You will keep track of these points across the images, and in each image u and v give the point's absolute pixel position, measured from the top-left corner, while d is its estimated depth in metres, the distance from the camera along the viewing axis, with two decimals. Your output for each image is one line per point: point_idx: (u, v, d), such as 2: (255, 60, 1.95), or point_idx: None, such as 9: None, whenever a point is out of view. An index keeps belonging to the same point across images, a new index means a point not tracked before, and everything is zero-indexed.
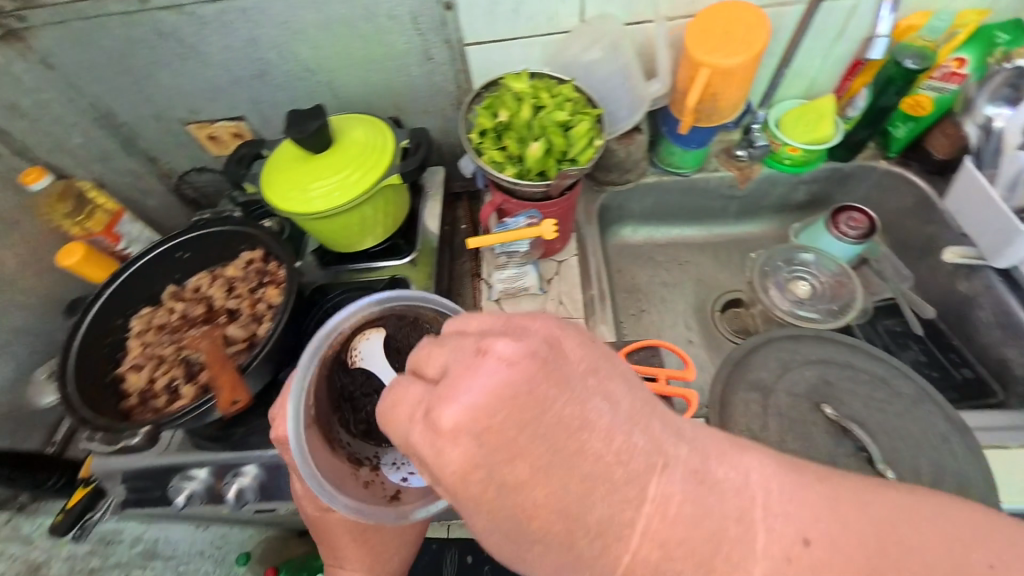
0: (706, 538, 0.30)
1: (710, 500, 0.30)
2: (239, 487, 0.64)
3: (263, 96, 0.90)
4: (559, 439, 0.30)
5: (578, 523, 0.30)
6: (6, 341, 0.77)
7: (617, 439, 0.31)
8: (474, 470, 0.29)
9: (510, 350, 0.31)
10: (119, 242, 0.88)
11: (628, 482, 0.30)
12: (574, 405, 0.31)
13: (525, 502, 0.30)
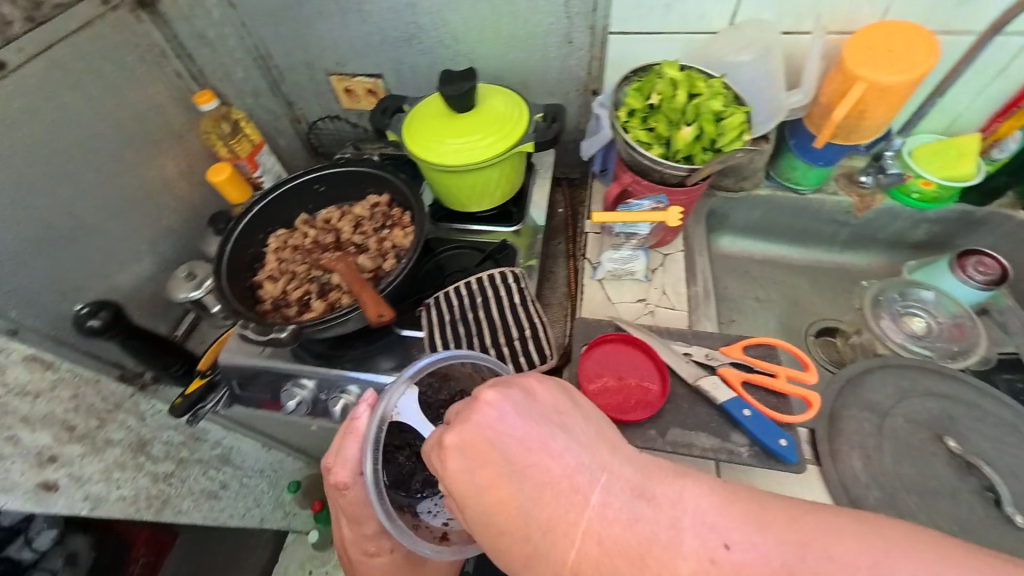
0: (638, 542, 0.33)
1: (637, 508, 0.34)
2: (345, 403, 0.70)
3: (404, 58, 0.96)
4: (522, 459, 0.36)
5: (542, 535, 0.34)
6: (157, 238, 0.86)
7: (572, 461, 0.36)
8: (464, 480, 0.37)
9: (494, 396, 0.39)
10: (256, 170, 0.95)
11: (574, 497, 0.34)
12: (535, 433, 0.37)
13: (497, 506, 0.35)
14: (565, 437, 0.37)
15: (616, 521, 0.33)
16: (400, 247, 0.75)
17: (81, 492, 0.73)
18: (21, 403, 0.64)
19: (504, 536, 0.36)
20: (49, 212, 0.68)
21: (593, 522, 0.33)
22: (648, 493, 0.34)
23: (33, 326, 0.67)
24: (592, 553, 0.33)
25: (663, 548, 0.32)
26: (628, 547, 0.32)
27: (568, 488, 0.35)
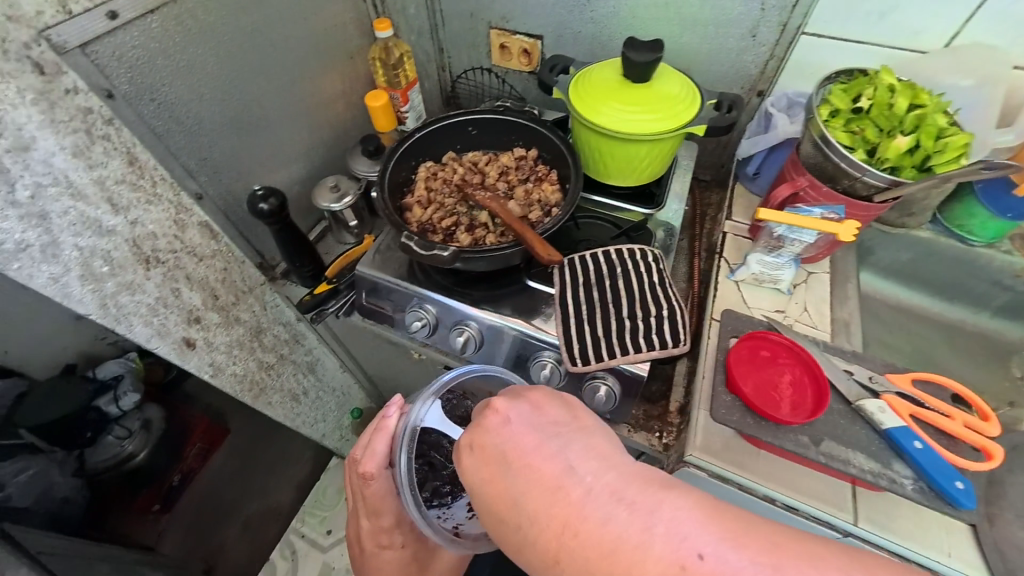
0: (618, 549, 0.30)
1: (617, 511, 0.31)
2: (466, 336, 0.73)
3: (569, 23, 0.93)
4: (515, 455, 0.34)
5: (525, 530, 0.33)
6: (312, 148, 0.92)
7: (562, 464, 0.33)
8: (468, 474, 0.36)
9: (500, 401, 0.38)
10: (406, 105, 0.98)
11: (556, 493, 0.32)
12: (529, 432, 0.35)
13: (490, 496, 0.35)
14: (560, 438, 0.35)
15: (593, 523, 0.30)
16: (547, 201, 0.76)
17: (207, 358, 0.80)
18: (188, 261, 0.72)
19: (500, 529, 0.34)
20: (244, 98, 0.74)
21: (572, 524, 0.31)
22: (629, 497, 0.31)
23: (211, 196, 0.74)
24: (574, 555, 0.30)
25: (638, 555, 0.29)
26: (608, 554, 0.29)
27: (551, 484, 0.32)
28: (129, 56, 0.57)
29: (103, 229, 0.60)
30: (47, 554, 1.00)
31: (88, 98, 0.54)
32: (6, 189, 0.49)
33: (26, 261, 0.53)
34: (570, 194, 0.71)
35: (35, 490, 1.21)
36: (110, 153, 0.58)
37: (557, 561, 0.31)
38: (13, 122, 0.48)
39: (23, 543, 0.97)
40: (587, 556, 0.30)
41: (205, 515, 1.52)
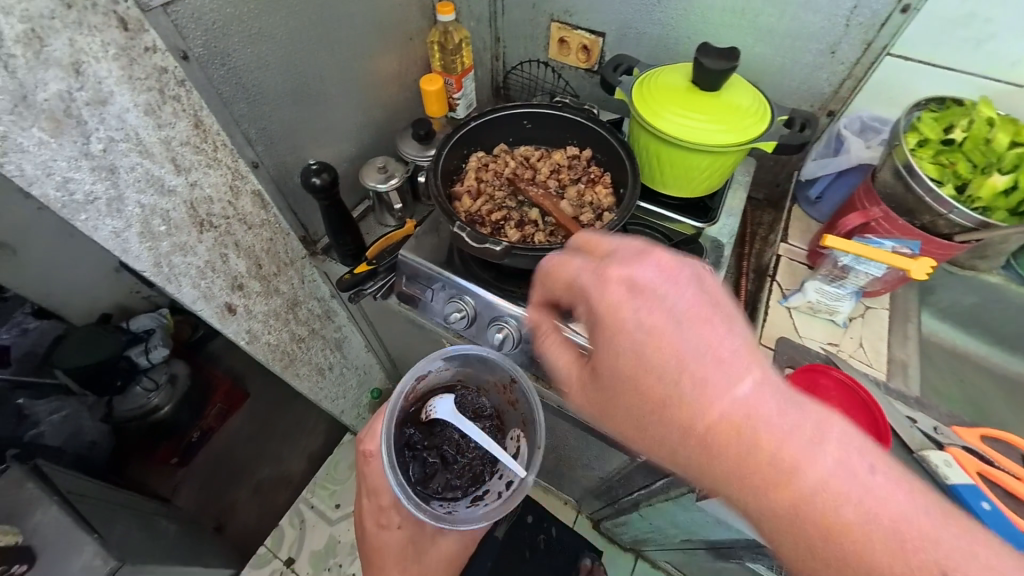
0: (762, 421, 0.36)
1: (772, 399, 0.36)
2: (504, 334, 0.72)
3: (634, 22, 0.88)
4: (652, 319, 0.40)
5: (646, 369, 0.39)
6: (362, 128, 0.91)
7: (726, 342, 0.38)
8: (621, 314, 0.41)
9: (658, 273, 0.41)
10: (459, 91, 0.96)
11: (682, 359, 0.38)
12: (699, 306, 0.40)
13: (648, 345, 0.39)
14: (695, 306, 0.40)
15: (709, 392, 0.37)
16: (598, 204, 0.74)
17: (246, 325, 0.84)
18: (238, 229, 0.74)
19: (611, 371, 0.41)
20: (305, 71, 0.73)
21: (692, 385, 0.37)
22: (747, 386, 0.37)
23: (267, 165, 0.75)
24: (679, 406, 0.38)
25: (737, 425, 0.36)
26: (711, 412, 0.36)
27: (717, 352, 0.38)
28: (206, 18, 0.57)
29: (164, 188, 0.61)
30: (76, 494, 1.08)
31: (165, 57, 0.54)
32: (81, 140, 0.50)
33: (92, 214, 0.54)
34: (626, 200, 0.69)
35: (65, 432, 1.27)
36: (178, 114, 0.58)
37: (705, 421, 0.37)
38: (95, 76, 0.49)
39: (56, 481, 1.05)
40: (690, 412, 0.37)
41: (220, 473, 1.58)
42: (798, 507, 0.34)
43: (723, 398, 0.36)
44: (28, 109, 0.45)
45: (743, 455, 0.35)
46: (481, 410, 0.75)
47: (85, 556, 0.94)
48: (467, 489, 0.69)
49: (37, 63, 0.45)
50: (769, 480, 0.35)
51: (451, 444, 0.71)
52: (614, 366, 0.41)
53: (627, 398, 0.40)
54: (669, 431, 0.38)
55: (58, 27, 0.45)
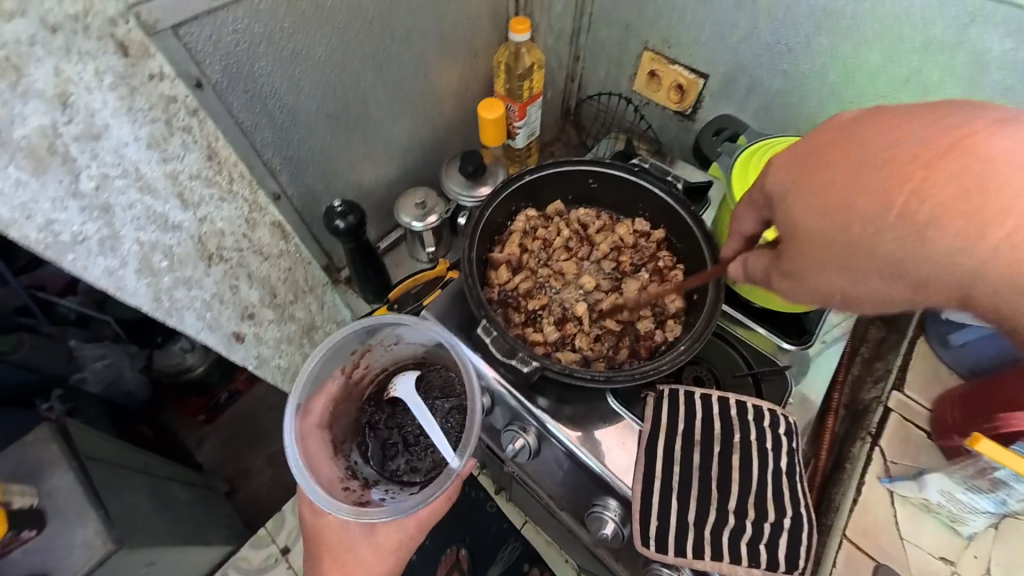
0: (977, 192, 0.35)
1: (999, 157, 0.35)
2: (522, 444, 0.60)
3: (750, 68, 0.70)
4: (889, 136, 0.40)
5: (913, 211, 0.37)
6: (406, 151, 0.80)
7: (918, 141, 0.38)
8: (799, 202, 0.42)
9: (824, 150, 0.42)
10: (520, 121, 0.83)
11: (947, 161, 0.37)
12: (864, 138, 0.41)
13: (834, 199, 0.41)
14: (849, 147, 0.41)
15: (986, 176, 0.35)
16: (663, 308, 0.62)
17: (255, 350, 0.76)
18: (253, 260, 0.67)
19: (826, 205, 0.41)
20: (350, 94, 0.63)
21: (960, 192, 0.36)
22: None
23: (290, 195, 0.66)
24: (928, 207, 0.37)
25: (1014, 203, 0.35)
26: (980, 193, 0.35)
27: (928, 159, 0.37)
28: (230, 41, 0.48)
29: (169, 224, 0.54)
30: (95, 460, 0.93)
31: (174, 84, 0.46)
32: (69, 178, 0.44)
33: (81, 253, 0.48)
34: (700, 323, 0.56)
35: (107, 379, 1.17)
36: (189, 146, 0.51)
37: (926, 211, 0.37)
38: (87, 107, 0.42)
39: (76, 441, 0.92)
40: (1000, 212, 0.35)
41: (240, 436, 1.49)
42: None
43: (1006, 170, 0.35)
44: (2, 147, 0.39)
45: (1014, 234, 0.35)
46: (449, 389, 0.65)
47: (88, 531, 0.83)
48: (423, 477, 0.62)
49: (14, 96, 0.38)
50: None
51: (412, 424, 0.65)
52: (830, 198, 0.41)
53: (843, 232, 0.40)
54: (912, 246, 0.38)
55: (39, 54, 0.37)
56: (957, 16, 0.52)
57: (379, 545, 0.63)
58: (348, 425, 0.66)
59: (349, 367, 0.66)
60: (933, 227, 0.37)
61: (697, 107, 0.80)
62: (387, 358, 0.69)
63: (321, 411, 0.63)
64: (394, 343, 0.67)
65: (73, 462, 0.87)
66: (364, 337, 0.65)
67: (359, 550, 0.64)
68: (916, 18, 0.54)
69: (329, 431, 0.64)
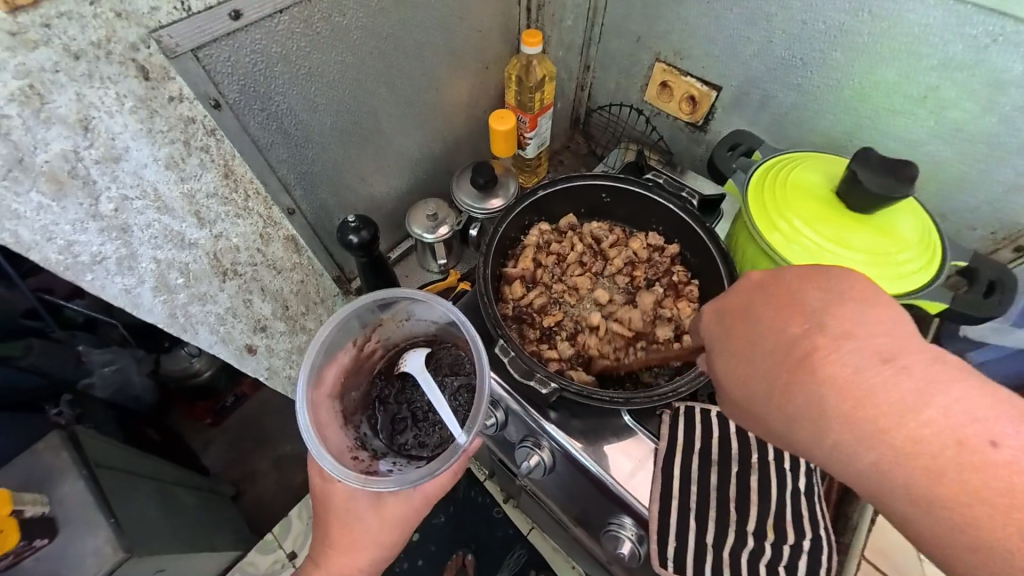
0: (877, 406, 0.32)
1: (870, 393, 0.32)
2: (536, 462, 0.60)
3: (764, 81, 0.69)
4: (815, 307, 0.36)
5: (775, 430, 0.36)
6: (417, 163, 0.80)
7: (798, 355, 0.35)
8: (725, 358, 0.40)
9: (752, 299, 0.39)
10: (531, 132, 0.82)
11: (844, 358, 0.33)
12: (756, 328, 0.38)
13: (742, 379, 0.38)
14: (772, 304, 0.38)
15: (874, 385, 0.32)
16: (678, 322, 0.62)
17: (267, 362, 0.78)
18: (266, 274, 0.67)
19: (744, 363, 0.38)
20: (361, 109, 0.63)
21: (797, 441, 0.35)
22: (923, 378, 0.31)
23: (304, 210, 0.66)
24: (807, 420, 0.34)
25: (922, 419, 0.31)
26: (879, 402, 0.32)
27: (775, 403, 0.36)
28: (246, 61, 0.47)
29: (185, 242, 0.54)
30: (106, 466, 0.91)
31: (192, 106, 0.46)
32: (89, 202, 0.44)
33: (100, 273, 0.49)
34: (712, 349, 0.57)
35: (114, 384, 1.16)
36: (206, 166, 0.51)
37: (802, 431, 0.35)
38: (107, 131, 0.42)
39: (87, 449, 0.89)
40: (853, 460, 0.33)
41: (245, 442, 1.42)
42: (983, 538, 0.29)
43: (883, 404, 0.31)
44: (24, 172, 0.39)
45: (910, 456, 0.31)
46: (459, 366, 0.63)
47: (97, 541, 0.80)
48: (432, 452, 0.59)
49: (37, 123, 0.38)
50: (939, 483, 0.30)
51: (423, 399, 0.62)
52: (743, 363, 0.38)
53: (758, 395, 0.37)
54: (805, 440, 0.35)
55: (62, 80, 0.37)
56: (976, 35, 0.52)
57: (385, 516, 0.61)
58: (358, 398, 0.64)
59: (360, 339, 0.65)
60: (843, 422, 0.32)
61: (709, 119, 0.80)
62: (399, 334, 0.67)
63: (332, 381, 0.62)
64: (406, 318, 0.66)
65: (84, 469, 0.85)
66: (376, 310, 0.64)
67: (366, 520, 0.62)
68: (935, 35, 0.54)
69: (339, 402, 0.62)
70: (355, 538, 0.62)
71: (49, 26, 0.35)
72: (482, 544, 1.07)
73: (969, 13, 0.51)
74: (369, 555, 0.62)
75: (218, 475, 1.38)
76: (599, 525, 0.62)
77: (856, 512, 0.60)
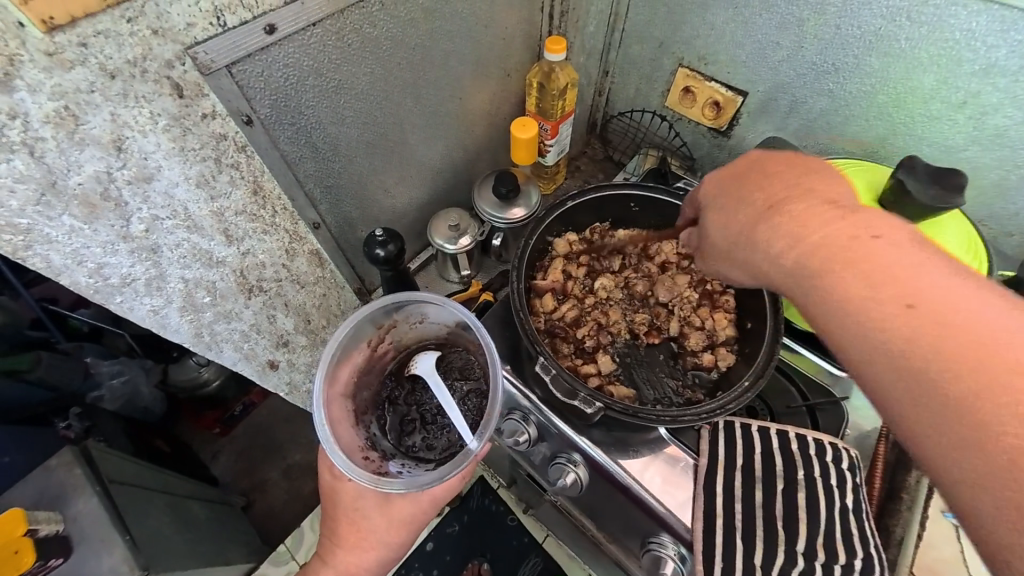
0: (832, 240, 0.37)
1: (832, 228, 0.38)
2: (573, 477, 0.59)
3: (794, 87, 0.68)
4: (787, 170, 0.43)
5: (747, 260, 0.42)
6: (438, 171, 0.78)
7: (782, 196, 0.41)
8: (717, 207, 0.45)
9: (755, 160, 0.45)
10: (552, 139, 0.81)
11: (816, 203, 0.39)
12: (753, 179, 0.43)
13: (727, 218, 0.44)
14: (774, 164, 0.44)
15: (838, 223, 0.38)
16: (712, 333, 0.61)
17: (287, 377, 0.77)
18: (290, 290, 0.65)
19: (723, 210, 0.45)
20: (388, 120, 0.62)
21: (764, 266, 0.41)
22: (847, 211, 0.39)
23: (328, 223, 0.65)
24: (776, 245, 0.40)
25: (869, 251, 0.36)
26: (837, 234, 0.37)
27: (747, 237, 0.42)
28: (277, 75, 0.46)
29: (212, 260, 0.53)
30: (117, 483, 0.84)
31: (225, 123, 0.45)
32: (120, 223, 0.42)
33: (128, 295, 0.47)
34: (750, 364, 0.56)
35: (123, 397, 1.11)
36: (236, 183, 0.49)
37: (770, 261, 0.40)
38: (140, 151, 0.40)
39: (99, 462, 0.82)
40: (804, 281, 0.38)
41: (256, 449, 1.41)
42: (876, 323, 0.34)
43: (818, 223, 0.38)
44: (57, 197, 0.38)
45: (851, 271, 0.36)
46: (470, 371, 0.61)
47: (111, 565, 0.73)
48: (439, 456, 0.57)
49: (71, 145, 0.36)
50: (847, 280, 0.36)
51: (432, 402, 0.61)
52: (733, 207, 0.44)
53: (737, 231, 0.43)
54: (765, 263, 0.41)
55: (97, 101, 0.36)
56: (1023, 40, 0.51)
57: (391, 515, 0.60)
58: (369, 397, 0.62)
59: (374, 340, 0.62)
60: (786, 237, 0.39)
61: (733, 125, 0.79)
62: (411, 335, 0.66)
63: (346, 380, 0.60)
64: (419, 320, 0.64)
65: (98, 486, 0.77)
66: (391, 307, 0.61)
67: (372, 517, 0.60)
68: (975, 40, 0.53)
69: (351, 400, 0.60)
70: (360, 536, 0.60)
71: (85, 45, 0.33)
72: (498, 553, 1.04)
73: (1015, 18, 0.50)
74: (373, 555, 0.61)
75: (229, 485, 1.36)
76: (635, 543, 0.61)
77: (900, 526, 0.59)
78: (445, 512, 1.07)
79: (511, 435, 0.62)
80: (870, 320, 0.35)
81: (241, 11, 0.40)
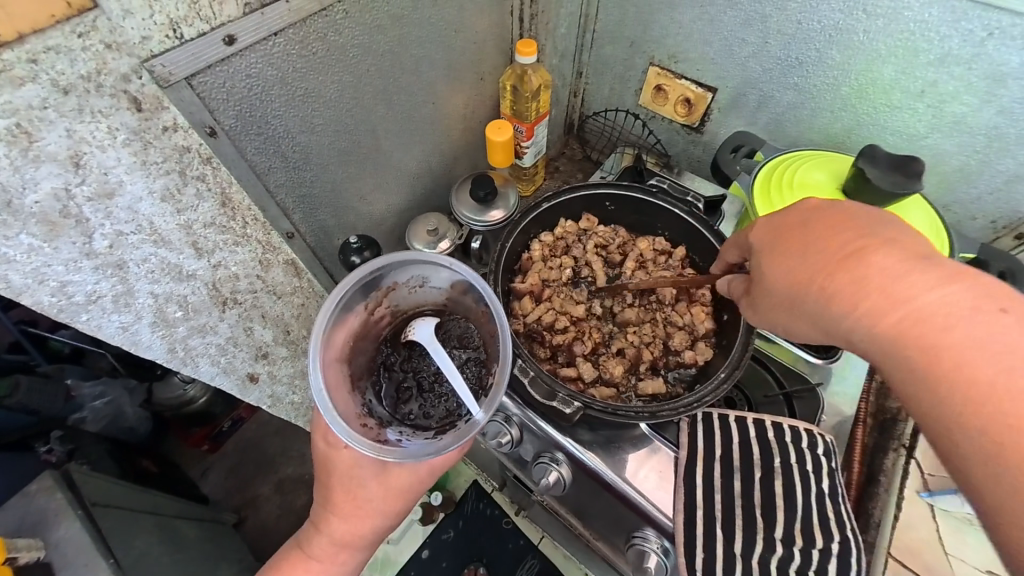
0: (909, 301, 0.37)
1: (912, 287, 0.37)
2: (556, 476, 0.58)
3: (760, 82, 0.70)
4: (873, 224, 0.42)
5: (812, 313, 0.42)
6: (416, 177, 0.78)
7: (852, 249, 0.40)
8: (773, 260, 0.44)
9: (811, 210, 0.45)
10: (528, 141, 0.81)
11: (888, 255, 0.39)
12: (817, 231, 0.43)
13: (787, 275, 0.43)
14: (829, 215, 0.43)
15: (915, 282, 0.37)
16: (693, 328, 0.63)
17: (269, 389, 0.76)
18: (267, 301, 0.64)
19: (793, 256, 0.43)
20: (360, 128, 0.62)
21: (832, 326, 0.41)
22: (949, 271, 0.37)
23: (304, 233, 0.64)
24: (853, 296, 0.39)
25: (948, 315, 0.36)
26: (916, 293, 0.37)
27: (812, 289, 0.41)
28: (239, 85, 0.46)
29: (183, 274, 0.52)
30: (101, 505, 0.82)
31: (188, 135, 0.44)
32: (82, 240, 0.42)
33: (95, 312, 0.47)
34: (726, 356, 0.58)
35: (107, 417, 1.09)
36: (203, 195, 0.48)
37: (840, 323, 0.40)
38: (100, 166, 0.40)
39: (79, 485, 0.80)
40: (887, 339, 0.38)
41: (245, 464, 1.38)
42: (969, 400, 0.34)
43: (915, 286, 0.37)
44: (14, 215, 0.37)
45: (929, 333, 0.36)
46: (468, 339, 0.60)
47: None
48: (437, 424, 0.55)
49: (26, 162, 0.36)
50: (936, 357, 0.36)
51: (430, 369, 0.58)
52: (792, 259, 0.43)
53: (800, 283, 0.42)
54: (835, 317, 0.40)
55: (51, 117, 0.35)
56: (973, 29, 0.53)
57: (389, 485, 0.59)
58: (366, 363, 0.60)
59: (371, 304, 0.61)
60: (863, 297, 0.39)
61: (706, 121, 0.80)
62: (409, 301, 0.64)
63: (341, 345, 0.58)
64: (419, 284, 0.63)
65: (80, 509, 0.75)
66: (392, 267, 0.59)
67: (367, 488, 0.59)
68: (931, 31, 0.55)
69: (347, 365, 0.58)
70: (358, 505, 0.59)
71: (35, 62, 0.33)
72: (495, 557, 1.03)
73: (965, 9, 0.52)
74: (371, 528, 0.60)
75: (219, 502, 1.34)
76: (622, 539, 0.61)
77: (878, 507, 0.61)
78: (438, 519, 1.06)
79: (494, 437, 0.62)
80: (950, 393, 0.35)
81: (198, 22, 0.40)
